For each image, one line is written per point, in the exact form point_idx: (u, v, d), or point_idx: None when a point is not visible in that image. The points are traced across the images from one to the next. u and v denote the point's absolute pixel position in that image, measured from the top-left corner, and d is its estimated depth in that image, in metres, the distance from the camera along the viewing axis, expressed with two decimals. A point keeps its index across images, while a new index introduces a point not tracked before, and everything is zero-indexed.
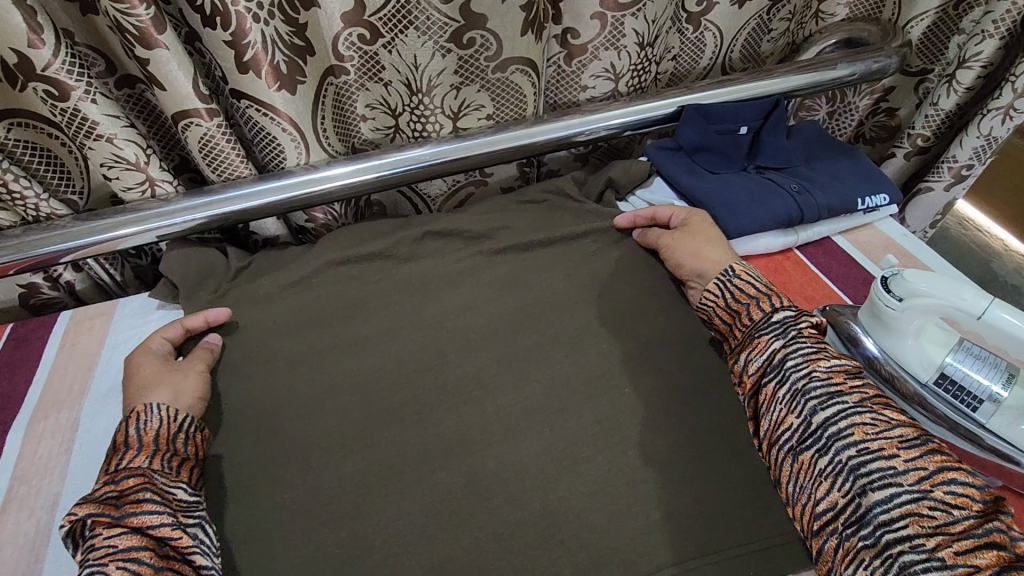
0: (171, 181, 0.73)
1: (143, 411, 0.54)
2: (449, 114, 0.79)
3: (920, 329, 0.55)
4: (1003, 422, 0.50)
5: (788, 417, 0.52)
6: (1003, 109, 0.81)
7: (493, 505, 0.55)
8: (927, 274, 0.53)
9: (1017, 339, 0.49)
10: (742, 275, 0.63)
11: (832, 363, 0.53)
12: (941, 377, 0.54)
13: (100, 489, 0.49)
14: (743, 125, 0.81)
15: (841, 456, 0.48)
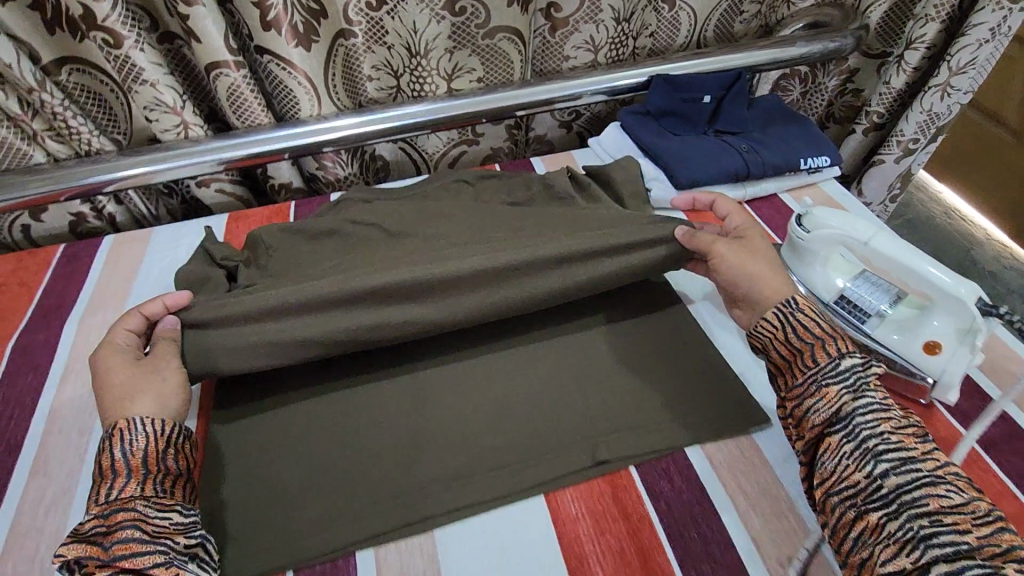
0: (201, 125, 0.85)
1: (127, 429, 0.50)
2: (444, 75, 0.90)
3: (827, 258, 0.65)
4: (883, 332, 0.61)
5: (853, 474, 0.46)
6: (941, 86, 0.92)
7: (454, 387, 0.63)
8: (832, 211, 0.63)
9: (893, 261, 0.58)
10: (806, 310, 0.55)
11: (903, 424, 0.48)
12: (840, 298, 0.64)
13: (89, 522, 0.46)
14: (707, 94, 0.91)
15: (911, 523, 0.42)
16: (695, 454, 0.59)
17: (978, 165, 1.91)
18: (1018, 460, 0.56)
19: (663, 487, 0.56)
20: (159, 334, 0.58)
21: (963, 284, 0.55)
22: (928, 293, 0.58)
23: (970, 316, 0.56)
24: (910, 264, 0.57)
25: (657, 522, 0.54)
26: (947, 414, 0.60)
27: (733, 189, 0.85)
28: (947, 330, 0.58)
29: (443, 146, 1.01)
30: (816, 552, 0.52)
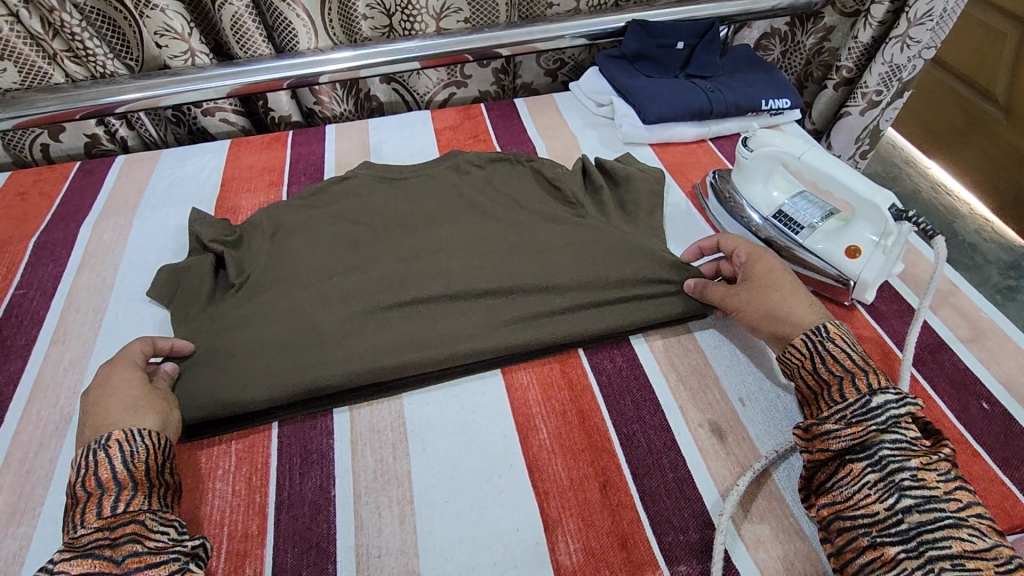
0: (207, 53, 0.92)
1: (129, 438, 0.49)
2: (434, 15, 0.97)
3: (767, 176, 0.73)
4: (812, 239, 0.68)
5: (873, 504, 0.44)
6: (901, 38, 0.98)
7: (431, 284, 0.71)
8: (777, 133, 0.71)
9: (821, 172, 0.65)
10: (837, 342, 0.52)
11: (932, 462, 0.45)
12: (779, 214, 0.71)
13: (90, 535, 0.44)
14: (681, 41, 0.97)
15: (931, 563, 0.41)
16: (639, 346, 0.66)
17: (961, 140, 1.82)
18: (925, 354, 0.63)
19: (607, 366, 0.63)
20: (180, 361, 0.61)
21: (878, 192, 0.62)
22: (850, 203, 0.65)
23: (882, 219, 0.63)
24: (835, 174, 0.64)
25: (597, 391, 0.61)
26: (867, 315, 0.67)
27: (698, 126, 0.92)
28: (864, 236, 0.64)
29: (435, 88, 1.08)
30: (737, 417, 0.59)
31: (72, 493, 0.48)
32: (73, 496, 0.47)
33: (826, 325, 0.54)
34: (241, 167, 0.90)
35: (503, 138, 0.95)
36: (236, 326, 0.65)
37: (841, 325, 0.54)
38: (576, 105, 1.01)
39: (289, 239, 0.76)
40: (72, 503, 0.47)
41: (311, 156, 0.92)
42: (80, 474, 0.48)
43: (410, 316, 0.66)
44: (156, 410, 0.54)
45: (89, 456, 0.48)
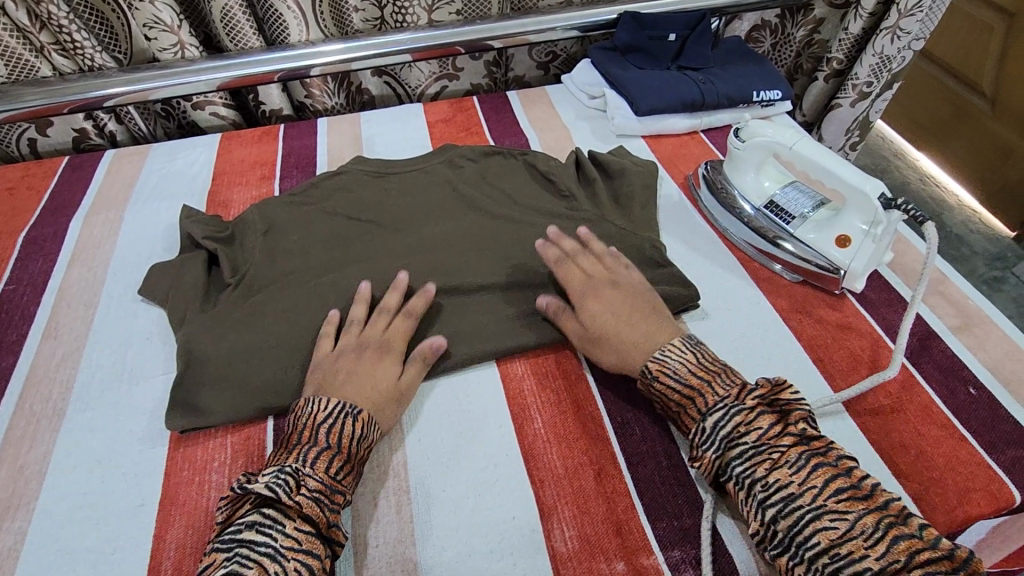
0: (197, 46, 0.91)
1: (372, 424, 0.53)
2: (425, 7, 0.96)
3: (758, 166, 0.74)
4: (802, 230, 0.69)
5: (751, 521, 0.47)
6: (891, 29, 0.99)
7: (425, 276, 0.71)
8: (768, 124, 0.71)
9: (812, 162, 0.66)
10: (664, 373, 0.54)
11: (777, 459, 0.47)
12: (770, 204, 0.72)
13: (314, 480, 0.48)
14: (672, 32, 0.97)
15: (814, 563, 0.43)
16: None
17: (948, 132, 1.84)
18: (914, 341, 0.64)
19: None
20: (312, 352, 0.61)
21: (869, 181, 0.63)
22: (841, 193, 0.66)
23: (873, 209, 0.63)
24: (828, 164, 0.64)
25: (591, 381, 0.61)
26: (858, 303, 0.67)
27: (690, 118, 0.92)
28: (855, 225, 0.65)
29: (426, 81, 1.08)
30: None
31: (310, 433, 0.51)
32: (309, 434, 0.51)
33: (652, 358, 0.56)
34: (232, 161, 0.90)
35: (495, 131, 0.95)
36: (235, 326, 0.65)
37: (664, 350, 0.56)
38: (570, 97, 1.01)
39: (284, 236, 0.76)
40: (305, 438, 0.51)
41: (303, 150, 0.92)
42: (320, 420, 0.52)
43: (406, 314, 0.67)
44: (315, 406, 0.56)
45: (339, 415, 0.53)
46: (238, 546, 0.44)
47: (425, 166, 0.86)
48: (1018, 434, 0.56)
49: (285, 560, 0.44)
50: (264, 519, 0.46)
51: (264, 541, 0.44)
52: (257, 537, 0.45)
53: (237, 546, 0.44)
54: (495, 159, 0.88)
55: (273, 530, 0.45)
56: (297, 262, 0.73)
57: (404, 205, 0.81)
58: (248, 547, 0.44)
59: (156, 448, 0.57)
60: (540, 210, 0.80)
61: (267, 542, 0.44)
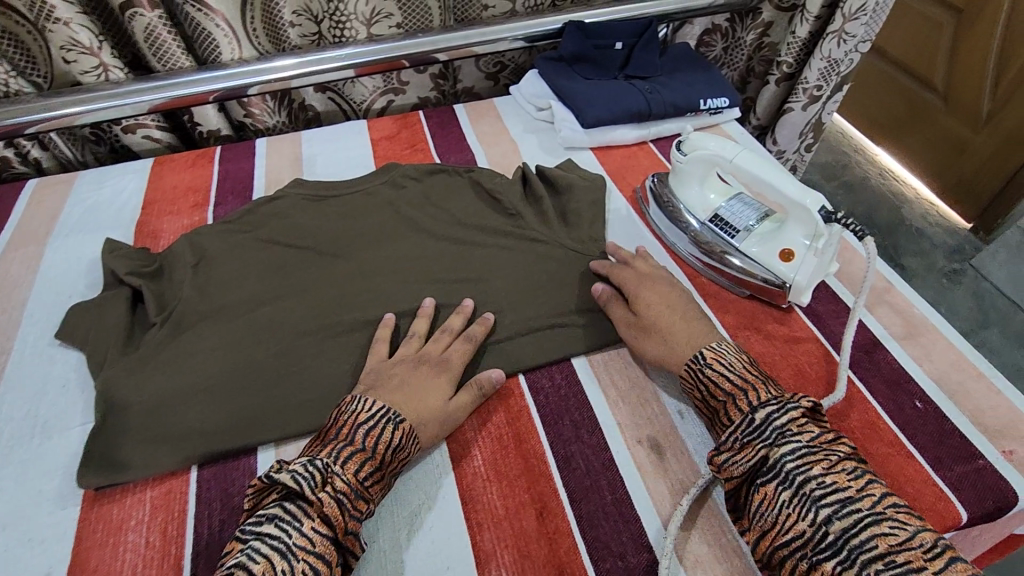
0: (121, 68, 0.87)
1: (409, 436, 0.51)
2: (364, 20, 0.93)
3: (702, 179, 0.73)
4: (747, 243, 0.67)
5: (797, 523, 0.44)
6: (837, 33, 0.99)
7: (363, 307, 0.68)
8: (708, 134, 0.70)
9: (751, 175, 0.64)
10: (716, 365, 0.54)
11: (834, 462, 0.45)
12: (715, 218, 0.71)
13: (346, 482, 0.46)
14: (619, 41, 0.96)
15: (867, 569, 0.40)
16: (580, 364, 0.64)
17: (903, 127, 1.87)
18: (862, 355, 0.63)
19: (545, 384, 0.62)
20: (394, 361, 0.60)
21: (808, 194, 0.62)
22: (783, 206, 0.64)
23: (813, 222, 0.62)
24: (767, 177, 0.63)
25: (534, 412, 0.59)
26: (805, 316, 0.66)
27: (637, 128, 0.90)
28: (797, 238, 0.64)
29: (370, 96, 1.05)
30: (674, 428, 0.58)
31: (348, 432, 0.50)
32: (346, 432, 0.50)
33: (706, 350, 0.56)
34: (164, 187, 0.86)
35: (441, 147, 0.92)
36: (158, 368, 0.62)
37: (720, 346, 0.55)
38: (519, 109, 1.00)
39: (216, 268, 0.73)
40: (342, 437, 0.50)
41: (239, 173, 0.88)
42: (361, 417, 0.51)
43: (343, 349, 0.65)
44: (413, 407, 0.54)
45: (379, 420, 0.51)
46: (255, 537, 0.43)
47: (367, 187, 0.83)
48: (965, 448, 0.55)
49: (294, 560, 0.42)
50: (284, 513, 0.44)
51: (279, 535, 0.43)
52: (272, 531, 0.44)
53: (254, 535, 0.43)
54: (440, 177, 0.85)
55: (289, 526, 0.44)
56: (228, 295, 0.69)
57: (344, 230, 0.78)
58: (262, 539, 0.43)
59: (69, 509, 0.53)
60: (486, 230, 0.78)
61: (280, 537, 0.43)
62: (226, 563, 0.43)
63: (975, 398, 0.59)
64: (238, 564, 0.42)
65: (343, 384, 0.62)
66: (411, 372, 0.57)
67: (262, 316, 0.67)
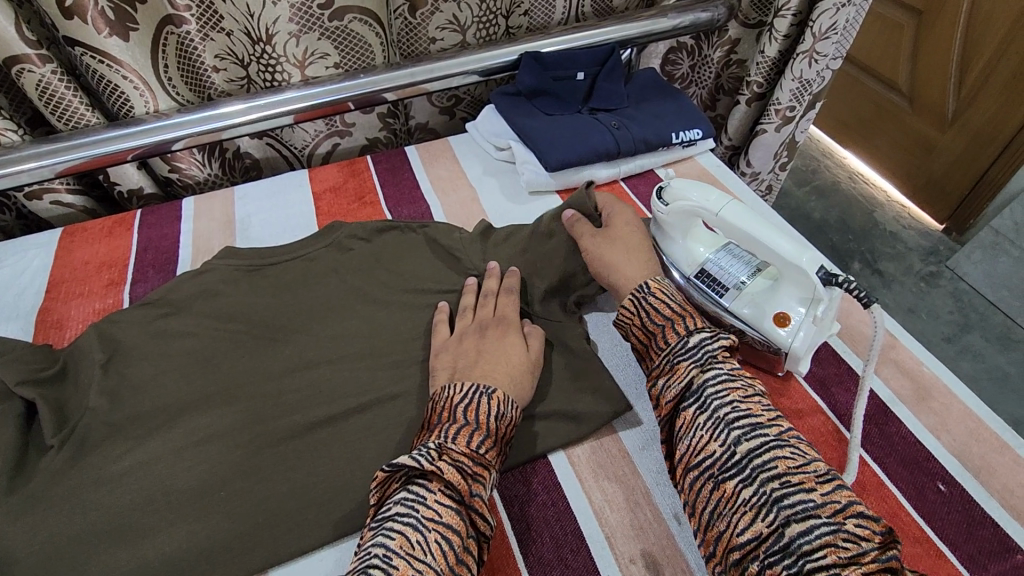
0: (16, 129, 0.76)
1: (507, 402, 0.52)
2: (296, 63, 0.84)
3: (687, 230, 0.65)
4: (738, 304, 0.60)
5: (709, 443, 0.45)
6: (808, 53, 0.93)
7: (307, 405, 0.59)
8: (689, 182, 0.62)
9: (739, 230, 0.57)
10: (658, 293, 0.56)
11: (751, 393, 0.47)
12: (701, 272, 0.63)
13: (460, 454, 0.47)
14: (580, 71, 0.89)
15: (764, 487, 0.40)
16: (558, 461, 0.55)
17: (870, 129, 1.83)
18: (870, 429, 0.56)
19: (521, 492, 0.53)
20: (453, 339, 0.61)
21: (803, 253, 0.54)
22: (776, 265, 0.57)
23: (812, 285, 0.55)
24: (757, 236, 0.56)
25: (510, 530, 0.51)
26: (808, 387, 0.59)
27: (606, 167, 0.83)
28: (795, 301, 0.57)
29: (312, 140, 0.95)
30: (670, 538, 0.50)
31: (449, 414, 0.51)
32: (448, 414, 0.51)
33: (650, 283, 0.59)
34: (73, 265, 0.75)
35: (392, 198, 0.84)
36: (54, 509, 0.51)
37: (664, 281, 0.59)
38: (479, 147, 0.92)
39: (128, 366, 0.62)
40: (445, 419, 0.50)
41: (162, 242, 0.78)
42: (454, 398, 0.52)
43: (283, 463, 0.55)
44: (487, 370, 0.55)
45: (475, 395, 0.52)
46: (387, 518, 0.43)
47: (308, 252, 0.73)
48: (999, 540, 0.48)
49: (426, 531, 0.42)
50: (412, 491, 0.45)
51: (408, 512, 0.43)
52: (403, 509, 0.44)
53: (385, 519, 0.44)
54: (390, 233, 0.76)
55: (417, 502, 0.44)
56: (143, 401, 0.59)
57: (281, 307, 0.68)
58: (393, 519, 0.43)
59: None
60: (445, 299, 0.69)
61: (411, 514, 0.43)
62: (361, 552, 0.42)
63: (1000, 475, 0.53)
64: (376, 543, 0.42)
65: (284, 508, 0.53)
66: (485, 346, 0.58)
67: (186, 428, 0.57)
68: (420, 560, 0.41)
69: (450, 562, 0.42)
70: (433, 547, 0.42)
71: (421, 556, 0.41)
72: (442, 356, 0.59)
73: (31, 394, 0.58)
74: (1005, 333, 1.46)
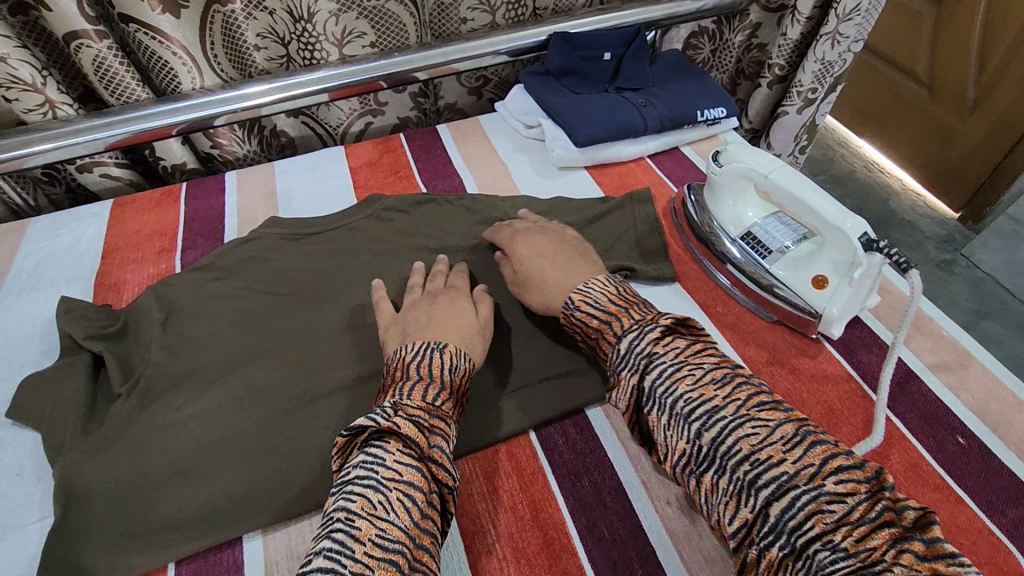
0: (71, 104, 0.80)
1: (458, 355, 0.55)
2: (335, 41, 0.86)
3: (738, 193, 0.68)
4: (780, 266, 0.63)
5: (678, 442, 0.47)
6: (831, 34, 0.95)
7: (355, 361, 0.63)
8: (745, 147, 0.66)
9: (787, 193, 0.60)
10: (583, 305, 0.58)
11: (698, 376, 0.48)
12: (746, 235, 0.67)
13: (414, 410, 0.50)
14: (606, 52, 0.92)
15: (737, 473, 0.43)
16: (594, 415, 0.59)
17: (887, 118, 1.85)
18: (899, 395, 0.58)
19: (559, 441, 0.57)
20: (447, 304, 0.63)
21: (848, 218, 0.56)
22: (820, 230, 0.59)
23: (852, 249, 0.56)
24: (806, 199, 0.58)
25: (550, 474, 0.54)
26: (835, 351, 0.62)
27: (633, 145, 0.85)
28: (833, 264, 0.59)
29: (347, 118, 0.98)
30: None
31: (403, 372, 0.54)
32: (402, 373, 0.54)
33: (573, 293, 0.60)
34: (126, 233, 0.78)
35: (427, 173, 0.87)
36: (124, 451, 0.55)
37: (585, 287, 0.60)
38: (508, 126, 0.94)
39: (185, 324, 0.65)
40: (399, 377, 0.53)
41: (208, 213, 0.81)
42: (402, 363, 0.55)
43: (334, 413, 0.59)
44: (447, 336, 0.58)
45: (426, 353, 0.55)
46: (348, 482, 0.45)
47: (350, 222, 0.77)
48: (1016, 488, 0.51)
49: (387, 490, 0.44)
50: (370, 455, 0.46)
51: (368, 474, 0.45)
52: (363, 471, 0.45)
53: (347, 482, 0.45)
54: (427, 205, 0.79)
55: (376, 464, 0.46)
56: (202, 357, 0.63)
57: (326, 272, 0.71)
58: (354, 481, 0.45)
59: None
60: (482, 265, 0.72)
61: (371, 475, 0.45)
62: (326, 516, 0.44)
63: (1017, 431, 0.55)
64: (339, 507, 0.44)
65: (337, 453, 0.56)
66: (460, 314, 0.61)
67: (243, 379, 0.61)
68: (382, 519, 0.43)
69: (416, 513, 0.44)
70: (396, 504, 0.44)
71: (384, 514, 0.43)
72: (392, 330, 0.61)
73: (97, 345, 0.62)
74: (1018, 318, 1.48)
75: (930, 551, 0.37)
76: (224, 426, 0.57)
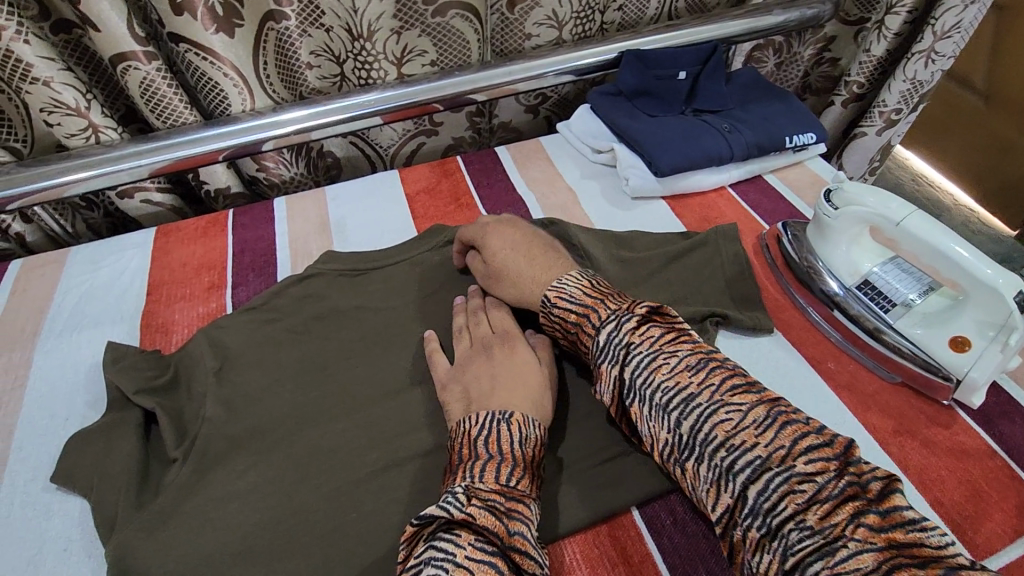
0: (114, 128, 0.74)
1: (529, 423, 0.49)
2: (394, 59, 0.81)
3: (852, 236, 0.62)
4: (907, 323, 0.57)
5: (659, 431, 0.44)
6: (925, 53, 0.88)
7: (429, 420, 0.57)
8: (864, 185, 0.59)
9: (924, 245, 0.53)
10: (559, 301, 0.54)
11: (675, 363, 0.44)
12: (864, 284, 0.61)
13: (485, 492, 0.44)
14: (682, 70, 0.84)
15: (714, 459, 0.40)
16: None
17: (939, 128, 1.75)
18: None
19: (666, 522, 0.50)
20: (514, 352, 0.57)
21: (1003, 276, 0.50)
22: (961, 285, 0.53)
23: (1005, 311, 0.50)
24: (949, 253, 0.52)
25: (661, 563, 0.48)
26: (970, 419, 0.55)
27: (715, 174, 0.79)
28: (977, 325, 0.53)
29: (399, 138, 0.92)
30: None
31: (470, 449, 0.48)
32: (469, 450, 0.48)
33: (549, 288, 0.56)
34: (172, 266, 0.73)
35: (489, 200, 0.80)
36: (181, 527, 0.49)
37: (559, 280, 0.56)
38: (573, 150, 0.88)
39: (240, 374, 0.60)
40: (466, 455, 0.47)
41: (258, 243, 0.76)
42: (466, 437, 0.49)
43: (410, 483, 0.53)
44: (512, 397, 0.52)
45: (493, 424, 0.49)
46: None
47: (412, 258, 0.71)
48: None
49: None
50: (438, 550, 0.40)
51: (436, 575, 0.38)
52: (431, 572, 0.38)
53: None
54: None
55: (446, 561, 0.39)
56: (259, 413, 0.57)
57: (389, 315, 0.65)
58: None
59: None
60: None
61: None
62: None
63: None
64: None
65: None
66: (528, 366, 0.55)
67: (305, 441, 0.55)
68: None
69: None
70: None
71: None
72: (453, 390, 0.55)
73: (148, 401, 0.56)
74: None
75: (888, 521, 0.34)
76: (290, 497, 0.51)
